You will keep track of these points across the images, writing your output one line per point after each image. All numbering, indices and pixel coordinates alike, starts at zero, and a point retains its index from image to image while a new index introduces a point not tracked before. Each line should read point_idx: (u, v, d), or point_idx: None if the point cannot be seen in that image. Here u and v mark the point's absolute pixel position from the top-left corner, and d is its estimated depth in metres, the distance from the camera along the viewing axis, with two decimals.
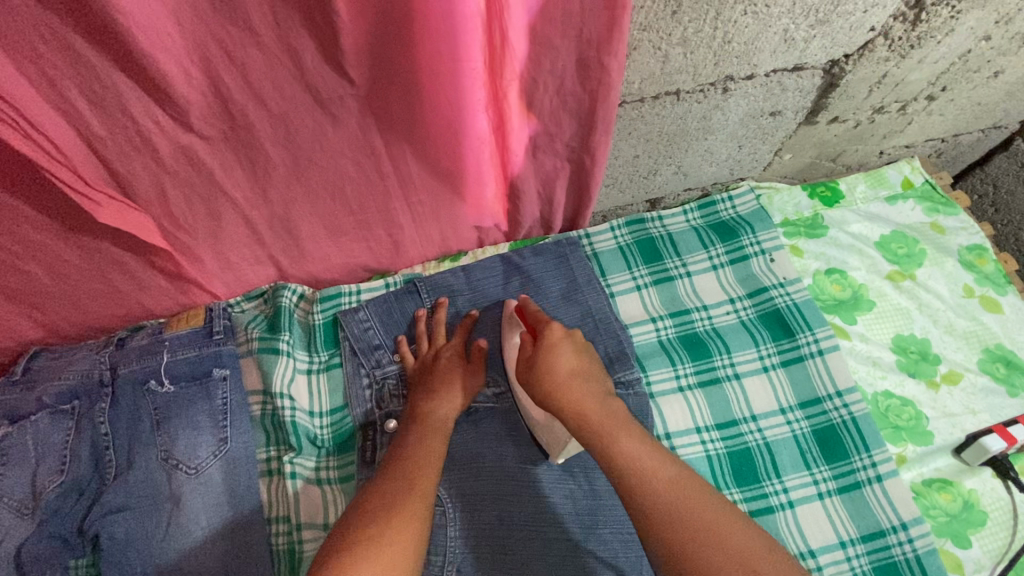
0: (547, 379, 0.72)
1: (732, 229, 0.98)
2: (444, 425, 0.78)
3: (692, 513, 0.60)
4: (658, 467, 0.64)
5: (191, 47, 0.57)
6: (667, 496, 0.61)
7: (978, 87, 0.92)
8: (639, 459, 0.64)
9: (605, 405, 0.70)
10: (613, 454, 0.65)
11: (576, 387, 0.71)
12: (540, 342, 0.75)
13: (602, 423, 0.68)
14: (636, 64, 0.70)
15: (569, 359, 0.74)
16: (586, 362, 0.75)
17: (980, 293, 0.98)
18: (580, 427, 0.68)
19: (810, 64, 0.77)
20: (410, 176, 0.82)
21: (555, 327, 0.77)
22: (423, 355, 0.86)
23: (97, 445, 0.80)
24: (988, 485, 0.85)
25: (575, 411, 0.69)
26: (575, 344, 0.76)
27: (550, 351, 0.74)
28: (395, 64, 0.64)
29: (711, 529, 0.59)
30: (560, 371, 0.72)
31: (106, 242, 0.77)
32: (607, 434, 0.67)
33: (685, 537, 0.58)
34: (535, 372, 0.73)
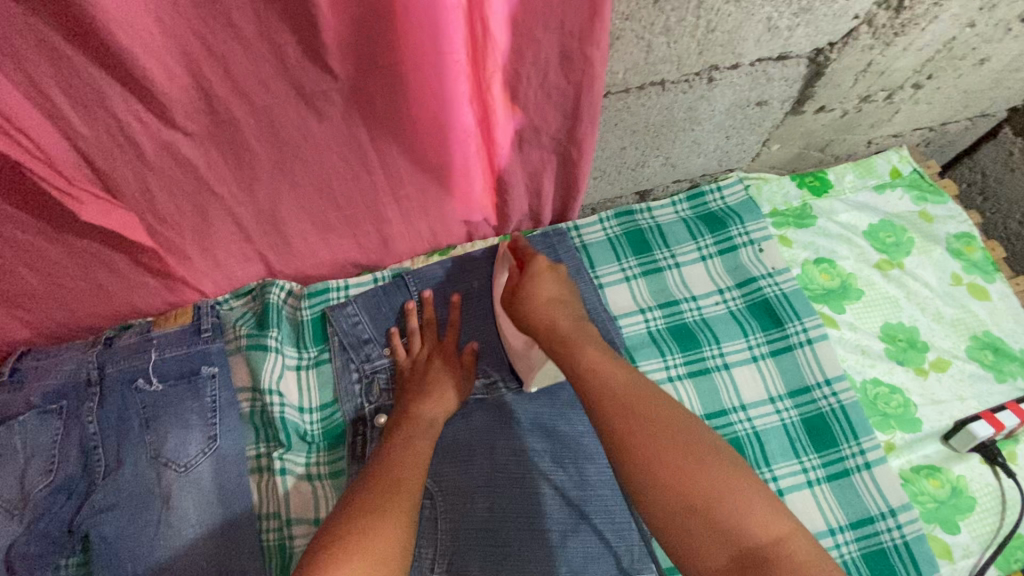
0: (529, 299, 0.76)
1: (720, 220, 0.98)
2: (432, 426, 0.77)
3: (639, 405, 0.60)
4: (615, 370, 0.65)
5: (171, 42, 0.56)
6: (617, 389, 0.62)
7: (964, 74, 0.92)
8: (598, 362, 0.66)
9: (579, 323, 0.73)
10: (576, 359, 0.67)
11: (552, 308, 0.74)
12: (526, 272, 0.79)
13: (570, 335, 0.70)
14: (620, 55, 0.70)
15: (551, 286, 0.77)
16: (567, 291, 0.78)
17: (967, 281, 0.98)
18: (552, 340, 0.71)
19: (795, 53, 0.77)
20: (396, 170, 0.82)
21: (541, 259, 0.80)
22: (414, 353, 0.86)
23: (85, 444, 0.80)
24: (975, 471, 0.85)
25: (549, 326, 0.72)
26: (558, 275, 0.79)
27: (533, 282, 0.77)
28: (378, 58, 0.64)
29: (657, 421, 0.59)
30: (540, 296, 0.76)
31: (91, 240, 0.76)
32: (574, 344, 0.69)
33: (628, 423, 0.59)
34: (518, 297, 0.77)
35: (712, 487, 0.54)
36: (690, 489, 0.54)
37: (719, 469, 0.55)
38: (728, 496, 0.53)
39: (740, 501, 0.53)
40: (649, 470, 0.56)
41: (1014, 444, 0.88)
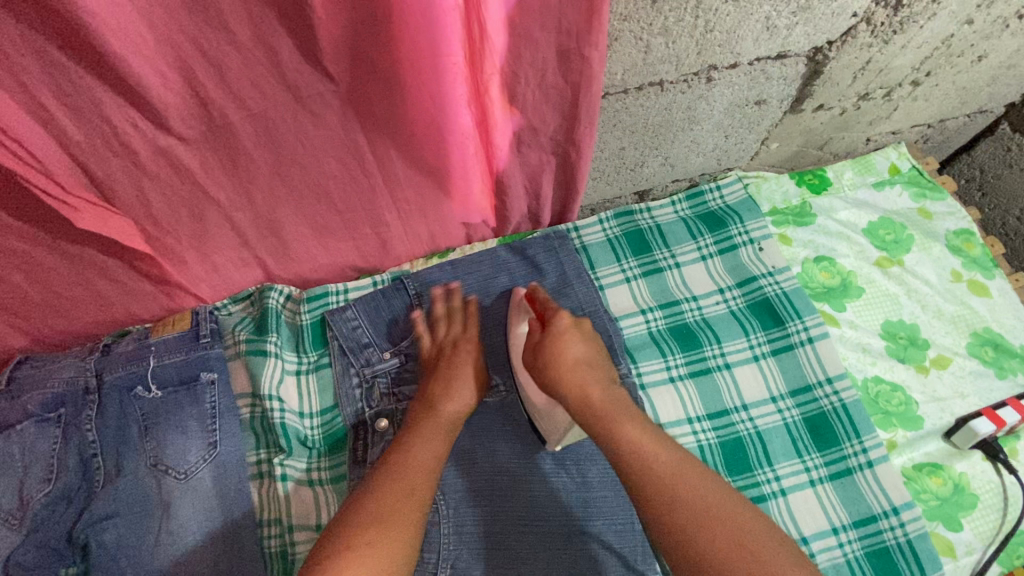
0: (555, 364, 0.73)
1: (720, 219, 0.98)
2: (452, 424, 0.76)
3: (693, 499, 0.60)
4: (659, 455, 0.64)
5: (165, 47, 0.56)
6: (665, 476, 0.62)
7: (962, 71, 0.92)
8: (641, 446, 0.65)
9: (609, 390, 0.71)
10: (616, 440, 0.66)
11: (580, 375, 0.73)
12: (547, 331, 0.77)
13: (605, 410, 0.69)
14: (618, 55, 0.70)
15: (577, 348, 0.75)
16: (593, 351, 0.76)
17: (967, 278, 0.98)
18: (582, 412, 0.70)
19: (794, 51, 0.77)
20: (394, 173, 0.81)
21: (565, 316, 0.78)
22: (438, 344, 0.85)
23: (84, 453, 0.80)
24: (977, 468, 0.85)
25: (578, 398, 0.71)
26: (583, 333, 0.78)
27: (557, 338, 0.75)
28: (375, 60, 0.63)
29: (714, 517, 0.59)
30: (567, 359, 0.74)
31: (87, 247, 0.76)
32: (610, 422, 0.67)
33: (686, 523, 0.59)
34: (541, 359, 0.75)
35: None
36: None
37: (781, 564, 0.57)
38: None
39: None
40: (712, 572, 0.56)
41: (1016, 440, 0.88)
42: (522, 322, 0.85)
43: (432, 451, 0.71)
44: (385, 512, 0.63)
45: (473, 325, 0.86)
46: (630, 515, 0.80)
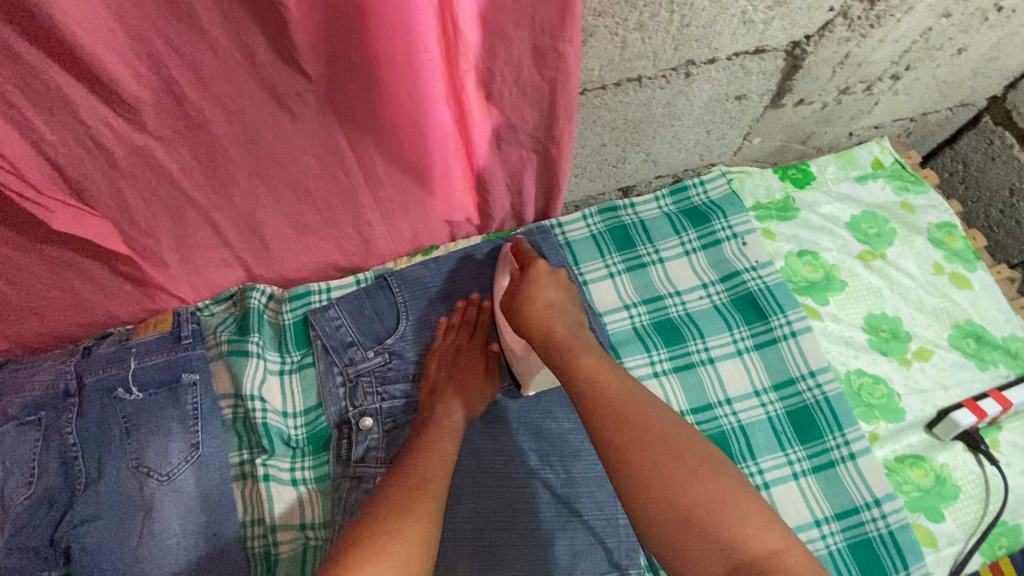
0: (528, 302, 0.76)
1: (703, 214, 0.98)
2: (456, 429, 0.77)
3: (639, 416, 0.59)
4: (612, 379, 0.64)
5: (136, 45, 0.55)
6: (613, 399, 0.61)
7: (942, 65, 0.92)
8: (596, 371, 0.65)
9: (575, 328, 0.73)
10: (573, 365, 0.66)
11: (549, 315, 0.74)
12: (527, 275, 0.79)
13: (565, 342, 0.70)
14: (595, 51, 0.70)
15: (548, 291, 0.77)
16: (566, 297, 0.78)
17: (949, 270, 0.99)
18: (547, 347, 0.71)
19: (772, 46, 0.77)
20: (375, 171, 0.81)
21: (541, 263, 0.81)
22: (442, 350, 0.86)
23: (65, 456, 0.79)
24: (959, 459, 0.86)
25: (544, 333, 0.72)
26: (557, 279, 0.79)
27: (535, 286, 0.78)
28: (350, 59, 0.63)
29: (656, 432, 0.58)
30: (537, 301, 0.76)
31: (65, 249, 0.75)
32: (569, 350, 0.68)
33: (628, 436, 0.58)
34: (515, 300, 0.78)
35: (710, 503, 0.53)
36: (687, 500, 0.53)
37: (716, 481, 0.54)
38: (727, 511, 0.52)
39: (737, 510, 0.52)
40: (645, 484, 0.55)
41: (997, 431, 0.89)
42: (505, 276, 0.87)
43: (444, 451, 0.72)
44: (406, 500, 0.62)
45: (478, 333, 0.88)
46: (614, 511, 0.80)
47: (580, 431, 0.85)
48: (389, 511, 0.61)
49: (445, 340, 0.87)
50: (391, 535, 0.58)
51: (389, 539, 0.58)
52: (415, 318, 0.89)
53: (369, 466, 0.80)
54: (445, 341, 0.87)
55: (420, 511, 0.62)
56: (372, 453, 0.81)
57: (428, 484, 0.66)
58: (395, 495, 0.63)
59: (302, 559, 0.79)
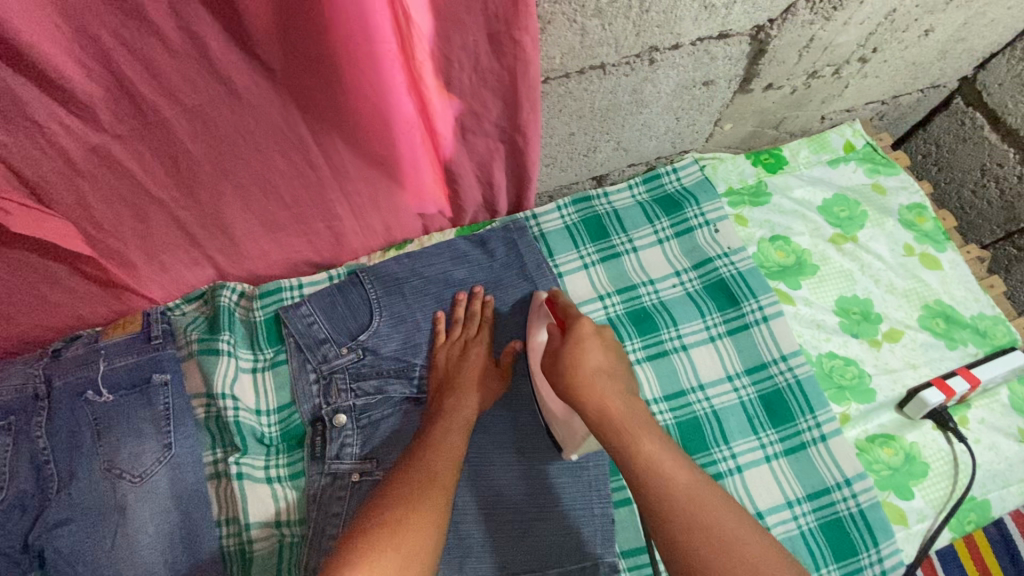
0: (572, 370, 0.70)
1: (676, 202, 0.99)
2: (468, 421, 0.79)
3: (707, 518, 0.60)
4: (673, 470, 0.64)
5: (85, 41, 0.54)
6: (680, 497, 0.61)
7: (909, 46, 0.93)
8: (655, 458, 0.64)
9: (628, 401, 0.69)
10: (632, 448, 0.65)
11: (600, 386, 0.69)
12: (569, 335, 0.73)
13: (624, 422, 0.67)
14: (554, 39, 0.69)
15: (597, 356, 0.72)
16: (614, 360, 0.73)
17: (919, 251, 1.00)
18: (601, 426, 0.67)
19: (736, 30, 0.77)
20: (342, 165, 0.80)
21: (585, 322, 0.75)
22: (453, 340, 0.87)
23: (36, 460, 0.78)
24: (928, 437, 0.87)
25: (596, 408, 0.68)
26: (604, 342, 0.74)
27: (578, 348, 0.72)
28: (307, 50, 0.62)
29: (722, 538, 0.59)
30: (586, 367, 0.70)
31: (28, 252, 0.74)
32: (626, 430, 0.66)
33: (699, 542, 0.58)
34: (560, 369, 0.71)
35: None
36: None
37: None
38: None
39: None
40: None
41: (966, 409, 0.90)
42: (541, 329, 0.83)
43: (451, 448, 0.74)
44: (413, 492, 0.67)
45: (485, 328, 0.88)
46: (589, 499, 0.81)
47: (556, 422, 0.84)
48: (398, 503, 0.65)
49: (452, 335, 0.88)
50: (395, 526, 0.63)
51: (399, 528, 0.62)
52: (388, 313, 0.88)
53: (344, 463, 0.80)
54: (451, 335, 0.88)
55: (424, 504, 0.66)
56: (347, 450, 0.81)
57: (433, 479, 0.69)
58: (404, 490, 0.67)
59: (278, 557, 0.79)
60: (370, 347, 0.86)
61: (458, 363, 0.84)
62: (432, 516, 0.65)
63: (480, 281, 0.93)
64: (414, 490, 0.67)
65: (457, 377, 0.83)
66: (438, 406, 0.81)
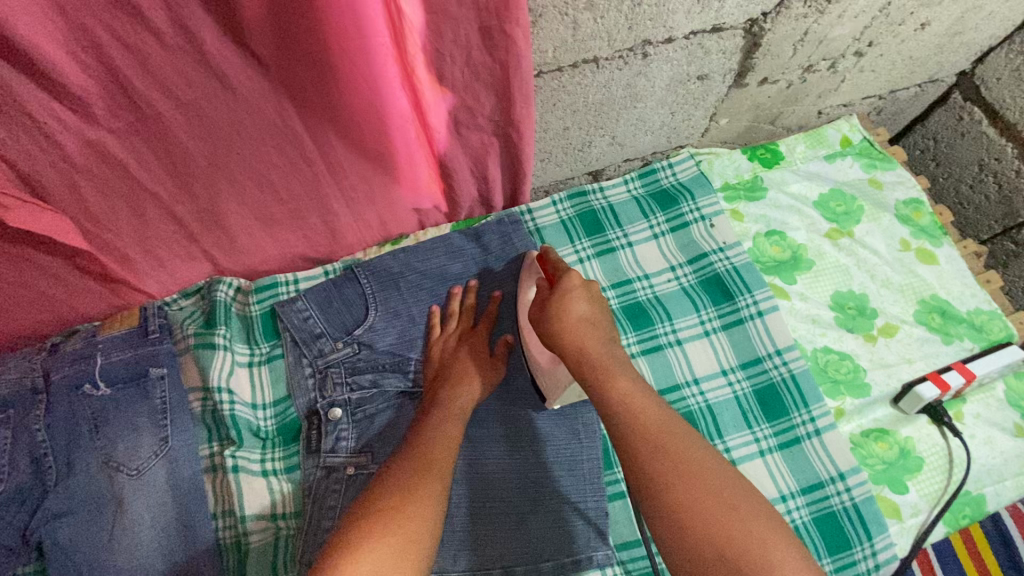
0: (556, 319, 0.71)
1: (672, 197, 0.99)
2: (463, 414, 0.79)
3: (678, 451, 0.59)
4: (646, 406, 0.63)
5: (79, 35, 0.54)
6: (650, 427, 0.61)
7: (905, 40, 0.92)
8: (630, 396, 0.64)
9: (609, 346, 0.69)
10: (607, 385, 0.65)
11: (583, 333, 0.70)
12: (556, 286, 0.74)
13: (602, 361, 0.67)
14: (546, 32, 0.69)
15: (582, 305, 0.72)
16: (600, 311, 0.72)
17: (915, 246, 1.00)
18: (580, 367, 0.68)
19: (729, 24, 0.77)
20: (337, 159, 0.80)
21: (574, 275, 0.75)
22: (449, 334, 0.88)
23: (35, 453, 0.78)
24: (923, 432, 0.87)
25: (576, 350, 0.69)
26: (592, 294, 0.73)
27: (564, 299, 0.72)
28: (301, 45, 0.62)
29: (692, 469, 0.58)
30: (571, 316, 0.71)
31: (25, 247, 0.74)
32: (603, 369, 0.66)
33: (666, 466, 0.58)
34: (546, 317, 0.72)
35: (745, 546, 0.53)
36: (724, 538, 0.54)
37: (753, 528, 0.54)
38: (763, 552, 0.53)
39: (776, 557, 0.52)
40: (679, 513, 0.56)
41: (961, 404, 0.90)
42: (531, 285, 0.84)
43: (449, 440, 0.74)
44: (412, 481, 0.67)
45: (481, 323, 0.88)
46: (582, 491, 0.81)
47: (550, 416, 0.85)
48: (397, 493, 0.65)
49: (448, 328, 0.88)
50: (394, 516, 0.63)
51: (399, 518, 0.63)
52: (383, 308, 0.88)
53: (339, 456, 0.81)
54: (447, 328, 0.88)
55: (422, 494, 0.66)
56: (342, 443, 0.81)
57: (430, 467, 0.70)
58: (401, 480, 0.67)
59: (273, 550, 0.79)
60: (366, 341, 0.86)
61: (455, 354, 0.85)
62: (430, 506, 0.65)
63: (475, 276, 0.93)
64: (413, 479, 0.67)
65: (454, 367, 0.83)
66: (436, 395, 0.81)
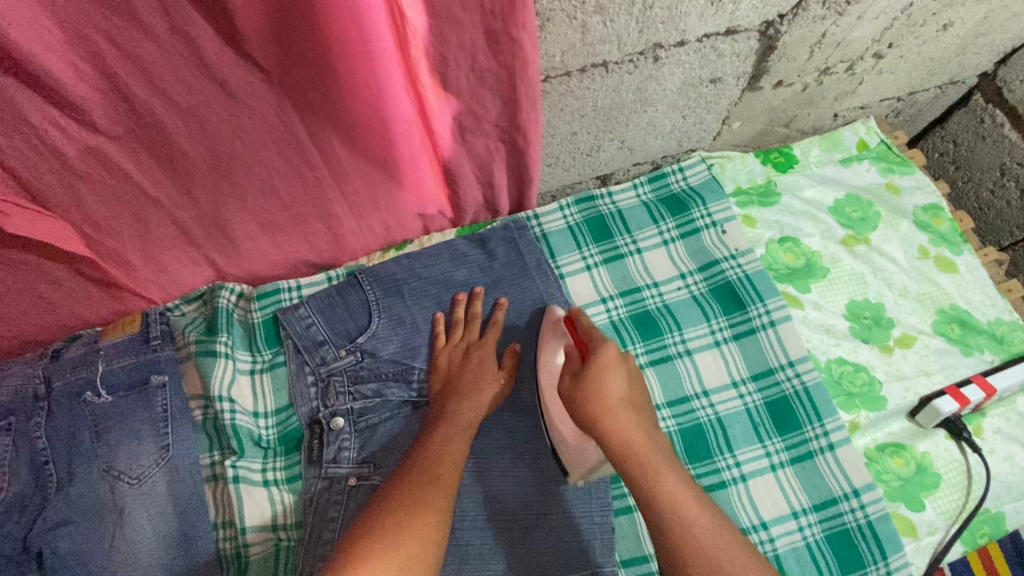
0: (596, 403, 0.67)
1: (682, 202, 0.96)
2: (469, 425, 0.77)
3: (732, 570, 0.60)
4: (697, 512, 0.63)
5: (76, 41, 0.53)
6: (701, 539, 0.61)
7: (927, 41, 0.89)
8: (680, 500, 0.63)
9: (649, 434, 0.67)
10: (656, 483, 0.64)
11: (624, 418, 0.67)
12: (592, 361, 0.70)
13: (645, 454, 0.65)
14: (554, 36, 0.67)
15: (620, 384, 0.69)
16: (635, 390, 0.70)
17: (934, 254, 0.97)
18: (623, 461, 0.65)
19: (744, 26, 0.74)
20: (340, 165, 0.79)
21: (610, 349, 0.71)
22: (455, 343, 0.86)
23: (35, 460, 0.78)
24: (941, 447, 0.85)
25: (620, 441, 0.66)
26: (628, 370, 0.71)
27: (602, 378, 0.69)
28: (301, 49, 0.60)
29: None
30: (610, 398, 0.68)
31: (26, 253, 0.74)
32: (652, 467, 0.64)
33: None
34: (583, 398, 0.68)
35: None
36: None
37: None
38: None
39: None
40: None
41: (981, 418, 0.87)
42: (556, 347, 0.80)
43: (454, 450, 0.73)
44: (416, 492, 0.66)
45: (488, 331, 0.87)
46: (588, 506, 0.79)
47: None
48: (400, 503, 0.65)
49: (453, 337, 0.87)
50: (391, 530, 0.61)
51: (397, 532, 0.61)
52: (387, 315, 0.87)
53: (341, 467, 0.80)
54: (452, 337, 0.86)
55: (424, 508, 0.65)
56: (344, 454, 0.80)
57: (435, 480, 0.68)
58: (402, 491, 0.66)
59: (274, 560, 0.79)
60: (368, 349, 0.85)
61: (462, 365, 0.83)
62: (435, 518, 0.65)
63: (480, 283, 0.91)
64: (418, 490, 0.67)
65: (460, 378, 0.82)
66: (442, 407, 0.79)
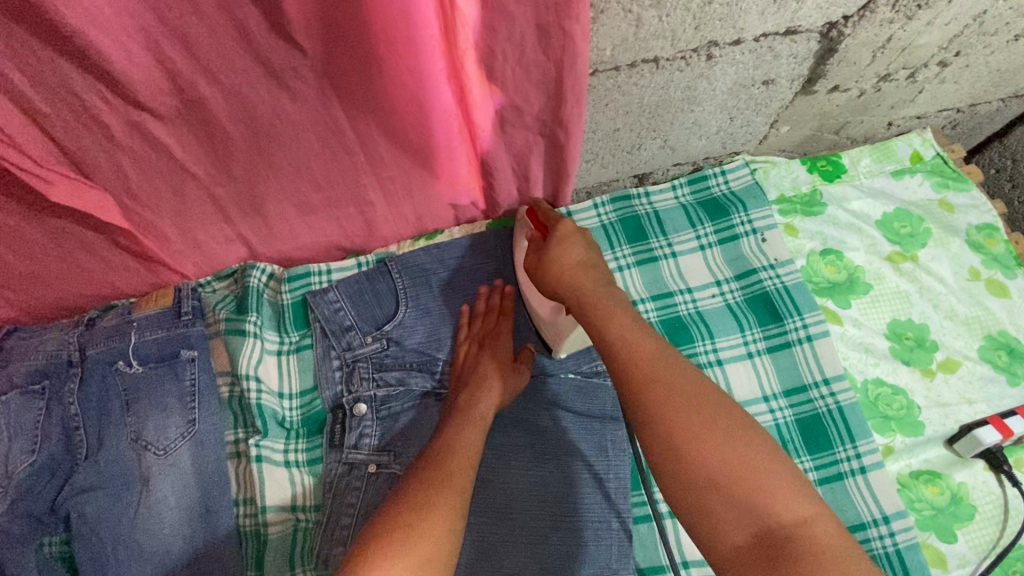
0: (553, 265, 0.68)
1: (722, 207, 0.93)
2: (484, 419, 0.74)
3: (575, 264, 0.68)
4: (572, 244, 0.70)
5: (125, 17, 0.52)
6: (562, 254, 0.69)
7: (995, 52, 0.84)
8: (566, 237, 0.70)
9: (610, 289, 0.64)
10: (603, 332, 0.60)
11: (582, 276, 0.66)
12: (552, 234, 0.71)
13: (572, 277, 0.67)
14: (606, 30, 0.64)
15: (579, 253, 0.69)
16: (598, 257, 0.69)
17: (986, 276, 0.92)
18: (580, 307, 0.64)
19: (805, 27, 0.71)
20: (377, 151, 0.78)
21: (567, 224, 0.72)
22: (473, 337, 0.85)
23: (67, 425, 0.79)
24: (979, 478, 0.81)
25: (574, 296, 0.65)
26: (588, 240, 0.70)
27: (561, 245, 0.70)
28: (347, 33, 0.59)
29: (576, 270, 0.67)
30: (570, 264, 0.68)
31: (68, 221, 0.75)
32: (557, 240, 0.70)
33: (566, 265, 0.68)
34: (543, 263, 0.70)
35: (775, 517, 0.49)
36: (773, 519, 0.49)
37: (680, 388, 0.54)
38: (808, 529, 0.49)
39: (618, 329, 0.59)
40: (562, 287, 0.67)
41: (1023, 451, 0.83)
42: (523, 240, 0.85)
43: (471, 442, 0.70)
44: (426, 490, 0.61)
45: (504, 325, 0.85)
46: (608, 512, 0.79)
47: (577, 430, 0.83)
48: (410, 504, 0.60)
49: (472, 330, 0.86)
50: (404, 529, 0.56)
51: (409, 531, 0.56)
52: (414, 304, 0.87)
53: (361, 453, 0.80)
54: (472, 331, 0.86)
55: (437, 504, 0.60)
56: (365, 441, 0.80)
57: (450, 478, 0.64)
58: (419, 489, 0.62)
59: (292, 541, 0.80)
60: (385, 334, 0.85)
61: (478, 357, 0.82)
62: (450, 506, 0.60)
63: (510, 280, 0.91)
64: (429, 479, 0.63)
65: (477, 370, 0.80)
66: (458, 403, 0.77)
